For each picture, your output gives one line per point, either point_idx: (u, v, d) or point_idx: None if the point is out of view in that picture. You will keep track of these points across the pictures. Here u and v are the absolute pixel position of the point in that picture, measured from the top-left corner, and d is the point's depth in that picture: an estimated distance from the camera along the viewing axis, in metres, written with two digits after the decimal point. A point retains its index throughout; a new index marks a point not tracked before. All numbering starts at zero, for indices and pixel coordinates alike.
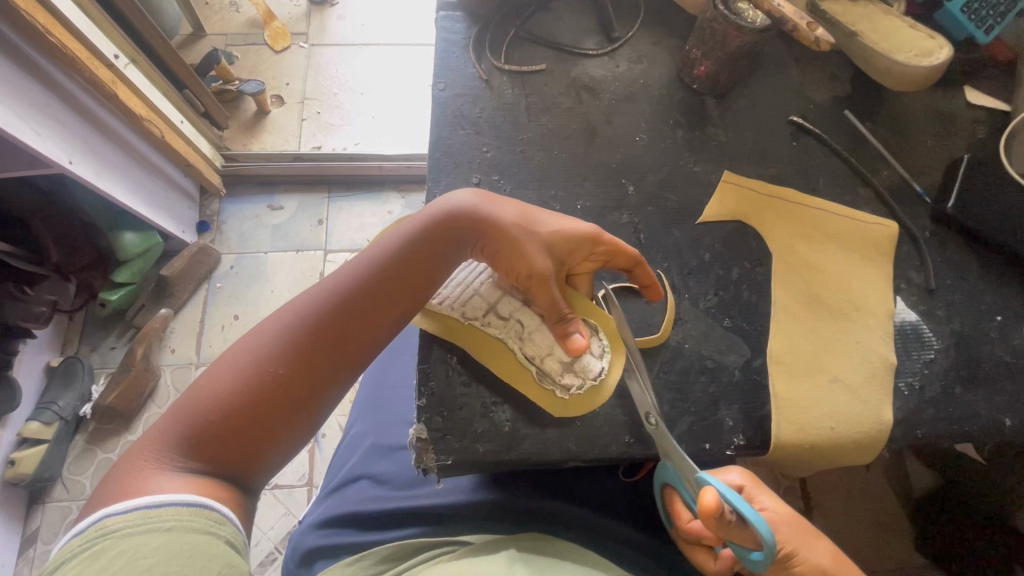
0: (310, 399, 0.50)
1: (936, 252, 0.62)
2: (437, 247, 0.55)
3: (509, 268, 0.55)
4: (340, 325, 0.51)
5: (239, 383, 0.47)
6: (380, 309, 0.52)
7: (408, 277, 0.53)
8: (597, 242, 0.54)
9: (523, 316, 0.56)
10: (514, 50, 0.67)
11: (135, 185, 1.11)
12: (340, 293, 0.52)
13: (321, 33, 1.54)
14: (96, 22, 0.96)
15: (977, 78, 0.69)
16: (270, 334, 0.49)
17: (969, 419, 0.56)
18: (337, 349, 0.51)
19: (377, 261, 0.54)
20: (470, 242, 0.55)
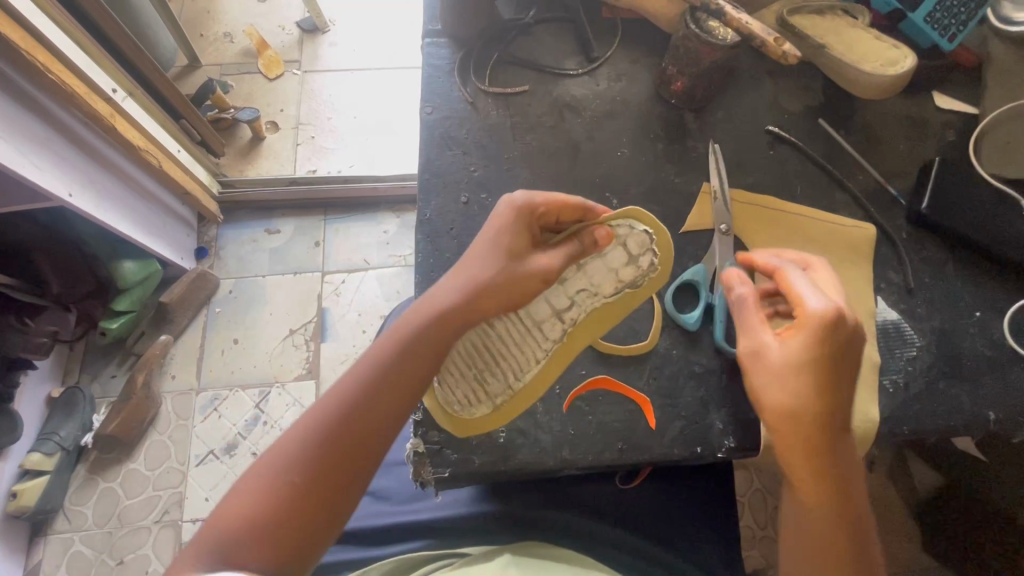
0: (342, 501, 0.45)
1: (914, 252, 0.64)
2: (451, 316, 0.50)
3: (518, 294, 0.52)
4: (357, 418, 0.47)
5: (271, 491, 0.44)
6: (400, 393, 0.48)
7: (421, 349, 0.49)
8: (545, 202, 0.52)
9: (537, 312, 0.55)
10: (497, 72, 0.70)
11: (134, 214, 1.14)
12: (355, 384, 0.48)
13: (313, 60, 1.58)
14: (94, 58, 0.99)
15: (945, 83, 0.72)
16: (286, 445, 0.45)
17: (954, 414, 0.57)
18: (361, 445, 0.46)
19: (387, 342, 0.50)
20: (480, 304, 0.51)
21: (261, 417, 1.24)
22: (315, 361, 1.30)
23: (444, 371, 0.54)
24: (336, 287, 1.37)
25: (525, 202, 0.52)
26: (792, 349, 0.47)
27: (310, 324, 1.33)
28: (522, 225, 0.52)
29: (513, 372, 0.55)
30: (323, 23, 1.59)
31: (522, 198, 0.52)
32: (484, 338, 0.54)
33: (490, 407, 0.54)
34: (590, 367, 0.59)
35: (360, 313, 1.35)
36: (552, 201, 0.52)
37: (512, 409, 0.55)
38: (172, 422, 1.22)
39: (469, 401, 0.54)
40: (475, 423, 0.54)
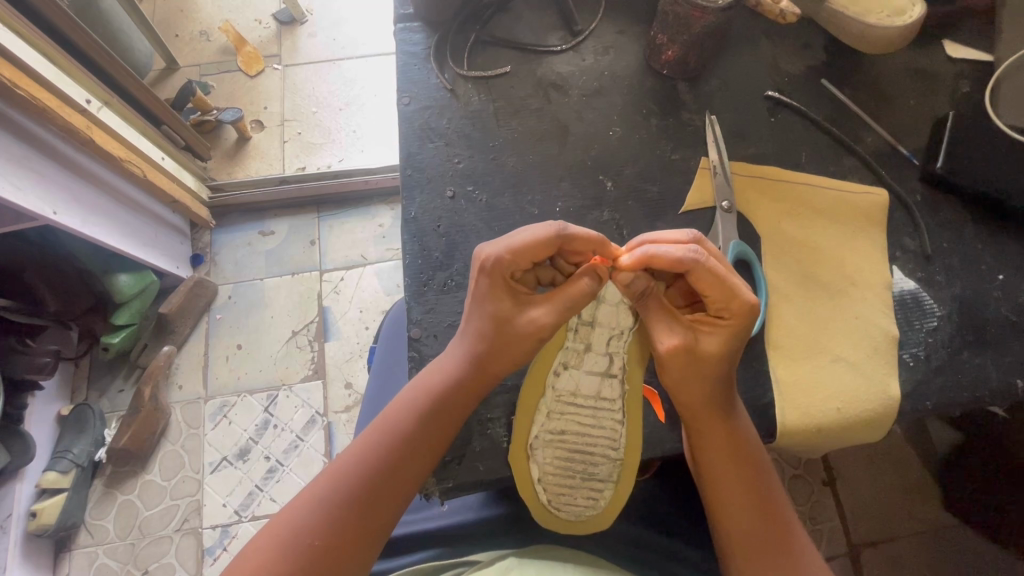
0: (363, 557, 0.48)
1: (930, 215, 0.60)
2: (460, 386, 0.51)
3: (507, 353, 0.50)
4: (374, 468, 0.49)
5: (288, 537, 0.46)
6: (414, 460, 0.50)
7: (429, 414, 0.50)
8: (517, 254, 0.48)
9: (586, 387, 0.52)
10: (476, 56, 0.66)
11: (123, 228, 1.11)
12: (371, 452, 0.50)
13: (293, 52, 1.53)
14: (64, 69, 0.96)
15: (954, 31, 0.67)
16: (306, 504, 0.48)
17: (980, 385, 0.54)
18: (378, 504, 0.49)
19: (397, 408, 0.51)
20: (481, 373, 0.51)
21: (270, 421, 1.24)
22: (321, 362, 1.29)
23: (543, 475, 0.53)
24: (336, 285, 1.35)
25: (494, 262, 0.49)
26: (709, 343, 0.48)
27: (312, 324, 1.31)
28: (506, 292, 0.50)
29: (606, 449, 0.53)
30: (300, 13, 1.54)
31: (499, 257, 0.49)
32: (555, 435, 0.53)
33: (613, 483, 0.53)
34: None
35: (361, 311, 1.33)
36: (522, 248, 0.48)
37: (631, 476, 0.53)
38: (184, 432, 1.22)
39: (591, 492, 0.53)
40: (609, 504, 0.53)
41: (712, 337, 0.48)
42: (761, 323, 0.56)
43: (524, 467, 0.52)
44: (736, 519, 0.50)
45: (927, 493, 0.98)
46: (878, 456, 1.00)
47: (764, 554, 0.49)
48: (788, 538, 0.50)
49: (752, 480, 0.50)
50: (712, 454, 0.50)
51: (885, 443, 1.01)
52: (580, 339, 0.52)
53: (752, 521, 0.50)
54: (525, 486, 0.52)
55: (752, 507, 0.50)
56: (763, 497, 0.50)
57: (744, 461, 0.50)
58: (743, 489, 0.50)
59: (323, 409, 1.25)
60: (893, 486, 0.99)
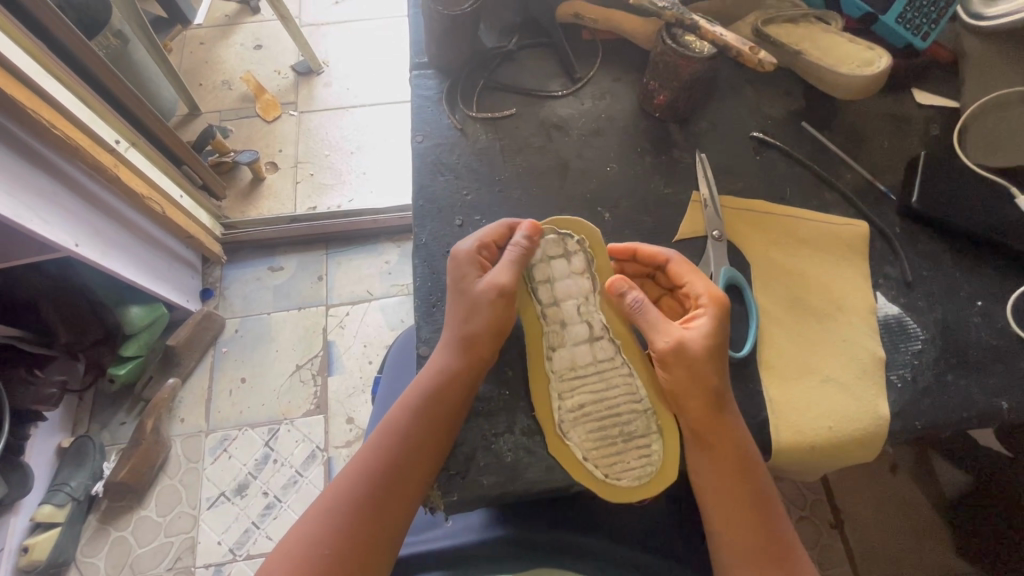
0: (379, 561, 0.49)
1: (909, 246, 0.64)
2: (457, 378, 0.54)
3: (483, 312, 0.55)
4: (378, 473, 0.51)
5: (297, 550, 0.48)
6: (420, 457, 0.51)
7: (429, 412, 0.53)
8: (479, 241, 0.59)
9: (582, 357, 0.57)
10: (484, 99, 0.72)
11: (138, 261, 1.15)
12: (375, 455, 0.52)
13: (308, 100, 1.64)
14: (98, 113, 1.03)
15: (922, 81, 0.73)
16: (314, 516, 0.50)
17: (966, 406, 0.56)
18: (391, 505, 0.50)
19: (398, 412, 0.54)
20: (469, 352, 0.54)
21: (270, 456, 1.24)
22: (322, 397, 1.30)
23: (587, 451, 0.54)
24: (341, 319, 1.38)
25: (466, 252, 0.58)
26: (697, 332, 0.54)
27: (315, 358, 1.34)
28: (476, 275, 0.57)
29: (632, 406, 0.56)
30: (317, 65, 1.66)
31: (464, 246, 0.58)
32: (579, 407, 0.56)
33: (658, 435, 0.55)
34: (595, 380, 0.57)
35: (365, 345, 1.36)
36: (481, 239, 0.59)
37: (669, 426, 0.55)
38: (183, 466, 1.22)
39: (641, 451, 0.55)
40: (664, 466, 0.54)
41: (701, 321, 0.54)
42: (752, 345, 0.59)
43: (560, 441, 0.54)
44: (735, 535, 0.51)
45: (937, 537, 0.97)
46: (884, 497, 1.00)
47: (764, 574, 0.49)
48: (788, 558, 0.50)
49: (751, 496, 0.51)
50: (711, 457, 0.52)
51: (891, 483, 1.01)
52: (552, 319, 0.59)
53: (751, 537, 0.50)
54: (575, 466, 0.54)
55: (751, 522, 0.51)
56: (763, 514, 0.51)
57: (740, 476, 0.52)
58: (740, 504, 0.51)
59: (323, 443, 1.25)
60: (901, 529, 0.98)
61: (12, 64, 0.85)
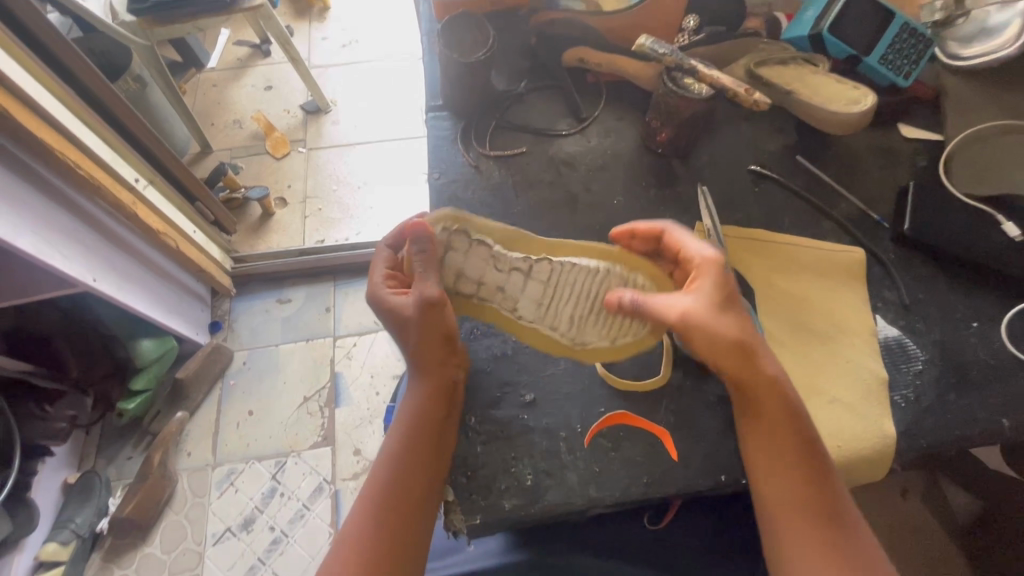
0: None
1: (904, 271, 0.67)
2: (428, 396, 0.54)
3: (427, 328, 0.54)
4: (388, 494, 0.50)
5: None
6: (416, 479, 0.51)
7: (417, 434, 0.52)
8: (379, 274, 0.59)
9: (551, 276, 0.60)
10: (496, 138, 0.76)
11: (151, 295, 1.18)
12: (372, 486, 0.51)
13: (317, 137, 1.71)
14: (119, 153, 1.08)
15: (907, 116, 0.78)
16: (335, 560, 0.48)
17: (969, 424, 0.58)
18: (399, 536, 0.49)
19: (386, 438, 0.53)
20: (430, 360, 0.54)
21: (278, 489, 1.24)
22: (330, 428, 1.31)
23: (610, 339, 0.60)
24: (348, 350, 1.40)
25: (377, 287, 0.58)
26: (701, 299, 0.53)
27: (323, 390, 1.35)
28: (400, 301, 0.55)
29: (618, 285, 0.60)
30: (325, 103, 1.74)
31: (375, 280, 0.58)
32: (569, 311, 0.60)
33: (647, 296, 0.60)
34: (609, 404, 0.59)
35: (372, 375, 1.37)
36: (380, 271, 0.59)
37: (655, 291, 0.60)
38: (188, 501, 1.21)
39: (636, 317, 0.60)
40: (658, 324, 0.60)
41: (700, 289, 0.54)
42: None
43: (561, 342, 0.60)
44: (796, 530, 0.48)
45: (952, 562, 0.97)
46: (896, 521, 1.00)
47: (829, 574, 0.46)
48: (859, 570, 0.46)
49: (817, 493, 0.49)
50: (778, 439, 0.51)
51: (903, 507, 1.01)
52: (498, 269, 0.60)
53: (814, 536, 0.47)
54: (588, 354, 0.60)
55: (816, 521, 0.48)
56: (831, 517, 0.48)
57: (806, 472, 0.49)
58: (802, 500, 0.49)
59: (331, 475, 1.25)
60: (917, 555, 0.98)
61: (42, 110, 0.90)
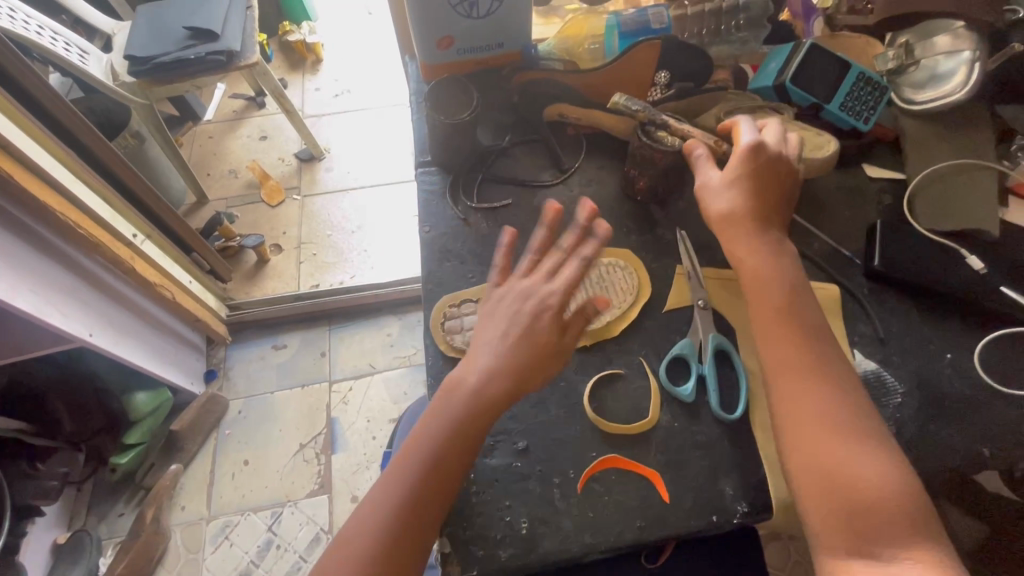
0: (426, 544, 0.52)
1: (877, 305, 0.70)
2: (481, 395, 0.57)
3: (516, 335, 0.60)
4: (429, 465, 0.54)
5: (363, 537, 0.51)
6: (426, 511, 0.52)
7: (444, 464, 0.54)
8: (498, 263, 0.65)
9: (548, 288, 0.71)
10: (484, 191, 0.80)
11: (147, 346, 1.20)
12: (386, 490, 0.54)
13: (312, 184, 1.76)
14: (118, 210, 1.11)
15: (871, 157, 0.83)
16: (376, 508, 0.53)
17: (950, 454, 0.60)
18: (393, 561, 0.50)
19: (418, 445, 0.55)
20: (484, 402, 0.57)
21: (274, 541, 1.22)
22: (326, 476, 1.30)
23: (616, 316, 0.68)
24: (344, 395, 1.41)
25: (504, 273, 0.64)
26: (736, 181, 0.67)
27: (320, 436, 1.35)
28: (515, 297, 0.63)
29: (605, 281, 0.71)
30: (318, 151, 1.79)
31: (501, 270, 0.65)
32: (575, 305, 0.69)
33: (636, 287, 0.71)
34: (599, 448, 0.60)
35: (368, 420, 1.37)
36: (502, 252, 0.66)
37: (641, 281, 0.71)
38: (182, 557, 1.20)
39: (626, 298, 0.69)
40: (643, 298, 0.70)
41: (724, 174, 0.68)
42: (746, 408, 0.61)
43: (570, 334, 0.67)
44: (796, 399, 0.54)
45: None
46: None
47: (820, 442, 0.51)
48: (851, 431, 0.52)
49: (812, 367, 0.55)
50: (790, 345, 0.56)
51: None
52: None
53: (811, 401, 0.53)
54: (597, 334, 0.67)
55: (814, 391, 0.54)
56: (826, 385, 0.54)
57: (804, 347, 0.56)
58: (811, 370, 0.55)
59: (329, 525, 1.24)
60: None
61: (43, 171, 0.93)
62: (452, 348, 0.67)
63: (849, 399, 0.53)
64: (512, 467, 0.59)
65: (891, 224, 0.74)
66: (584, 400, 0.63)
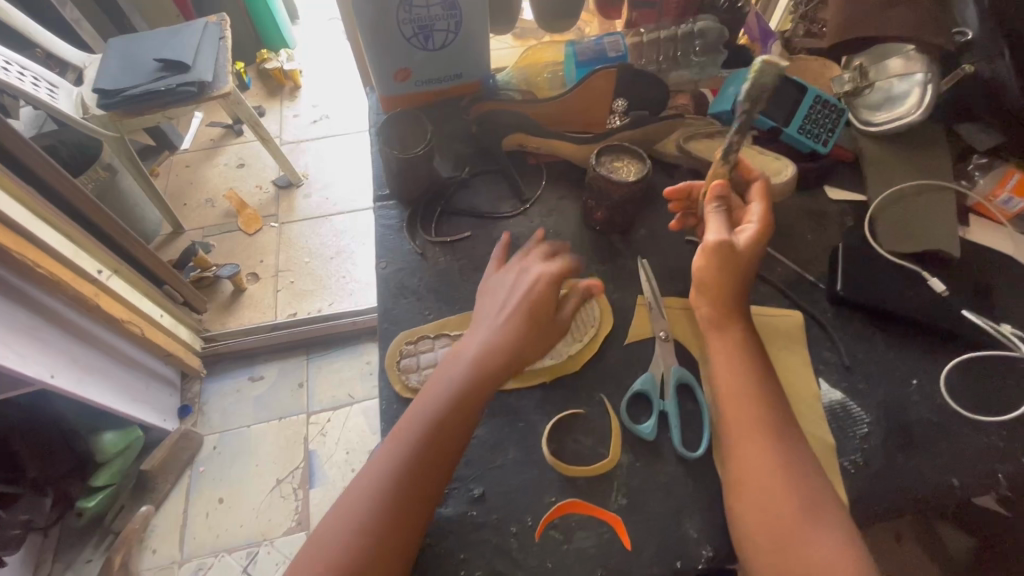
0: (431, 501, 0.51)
1: (842, 331, 0.69)
2: (489, 355, 0.58)
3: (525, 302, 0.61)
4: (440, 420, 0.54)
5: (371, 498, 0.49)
6: (420, 492, 0.50)
7: (429, 457, 0.52)
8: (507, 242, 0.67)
9: None
10: (444, 224, 0.79)
11: (114, 384, 1.16)
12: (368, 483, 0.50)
13: (289, 211, 1.74)
14: (82, 246, 1.08)
15: (831, 179, 0.82)
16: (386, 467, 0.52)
17: (920, 486, 0.58)
18: (400, 513, 0.49)
19: (425, 406, 0.55)
20: (489, 362, 0.57)
21: None
22: (305, 511, 1.26)
23: (578, 349, 0.66)
24: (322, 426, 1.37)
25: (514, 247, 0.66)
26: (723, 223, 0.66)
27: (297, 470, 1.31)
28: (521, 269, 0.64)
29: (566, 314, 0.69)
30: (296, 178, 1.78)
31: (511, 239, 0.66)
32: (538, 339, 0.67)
33: (598, 320, 0.69)
34: (559, 492, 0.58)
35: (347, 451, 1.33)
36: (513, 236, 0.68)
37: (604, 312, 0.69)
38: None
39: (588, 332, 0.68)
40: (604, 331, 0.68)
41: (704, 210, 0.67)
42: (708, 445, 0.59)
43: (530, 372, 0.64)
44: (751, 465, 0.52)
45: None
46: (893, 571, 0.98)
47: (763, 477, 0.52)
48: (806, 504, 0.50)
49: (762, 404, 0.56)
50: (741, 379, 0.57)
51: (898, 555, 0.99)
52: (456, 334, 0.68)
53: (758, 437, 0.54)
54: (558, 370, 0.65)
55: (772, 455, 0.52)
56: (772, 423, 0.55)
57: (755, 387, 0.57)
58: (759, 407, 0.55)
59: None
60: None
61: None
62: (408, 389, 0.64)
63: (796, 449, 0.53)
64: (469, 514, 0.57)
65: (853, 247, 0.73)
66: (543, 441, 0.61)
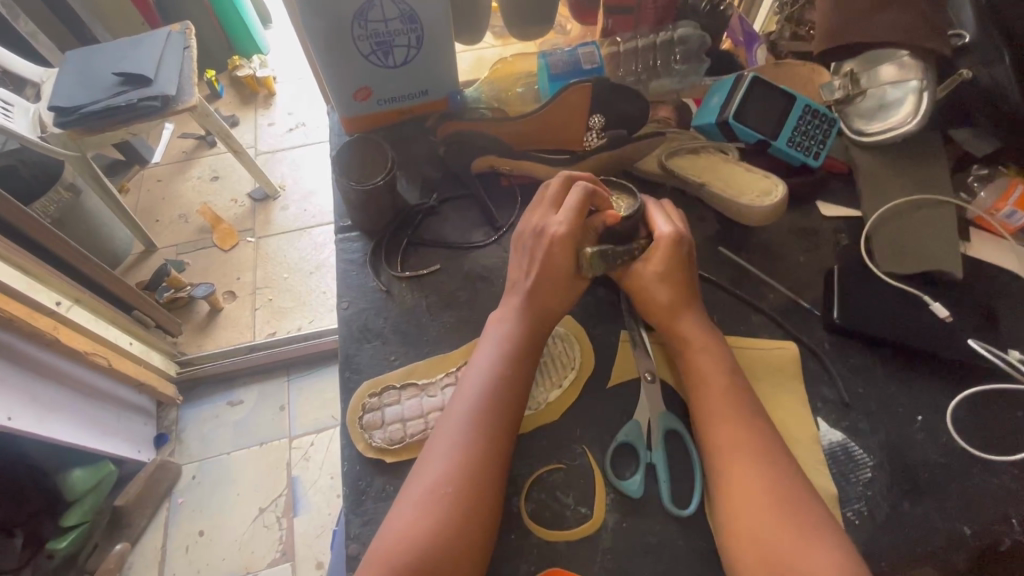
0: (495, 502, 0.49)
1: (840, 363, 0.64)
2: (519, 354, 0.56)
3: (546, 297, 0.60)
4: (486, 419, 0.52)
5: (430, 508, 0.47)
6: (483, 493, 0.49)
7: (484, 454, 0.50)
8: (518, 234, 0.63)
9: None
10: (411, 257, 0.73)
11: (82, 420, 1.08)
12: (408, 527, 0.46)
13: (266, 225, 1.67)
14: (37, 277, 1.01)
15: (823, 194, 0.78)
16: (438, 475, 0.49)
17: (930, 536, 0.54)
18: (470, 519, 0.47)
19: (461, 410, 0.53)
20: (518, 361, 0.56)
21: None
22: (289, 542, 1.20)
23: (557, 397, 0.61)
24: (305, 451, 1.31)
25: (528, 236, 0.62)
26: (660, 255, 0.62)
27: (280, 498, 1.25)
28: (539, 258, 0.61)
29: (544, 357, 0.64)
30: (272, 190, 1.71)
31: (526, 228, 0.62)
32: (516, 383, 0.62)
33: (577, 362, 0.64)
34: (538, 561, 0.53)
35: (332, 476, 1.27)
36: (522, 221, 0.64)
37: (585, 353, 0.64)
38: None
39: (567, 376, 0.63)
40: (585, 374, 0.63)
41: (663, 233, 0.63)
42: (699, 501, 0.55)
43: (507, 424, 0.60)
44: (747, 499, 0.48)
45: None
46: None
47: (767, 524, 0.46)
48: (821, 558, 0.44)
49: (759, 443, 0.51)
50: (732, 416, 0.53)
51: None
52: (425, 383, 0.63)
53: (757, 478, 0.49)
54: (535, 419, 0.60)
55: (767, 479, 0.49)
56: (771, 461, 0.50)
57: (750, 423, 0.53)
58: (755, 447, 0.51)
59: None
60: None
61: None
62: (372, 448, 0.59)
63: (800, 490, 0.48)
64: None
65: (848, 270, 0.69)
66: (521, 501, 0.56)
